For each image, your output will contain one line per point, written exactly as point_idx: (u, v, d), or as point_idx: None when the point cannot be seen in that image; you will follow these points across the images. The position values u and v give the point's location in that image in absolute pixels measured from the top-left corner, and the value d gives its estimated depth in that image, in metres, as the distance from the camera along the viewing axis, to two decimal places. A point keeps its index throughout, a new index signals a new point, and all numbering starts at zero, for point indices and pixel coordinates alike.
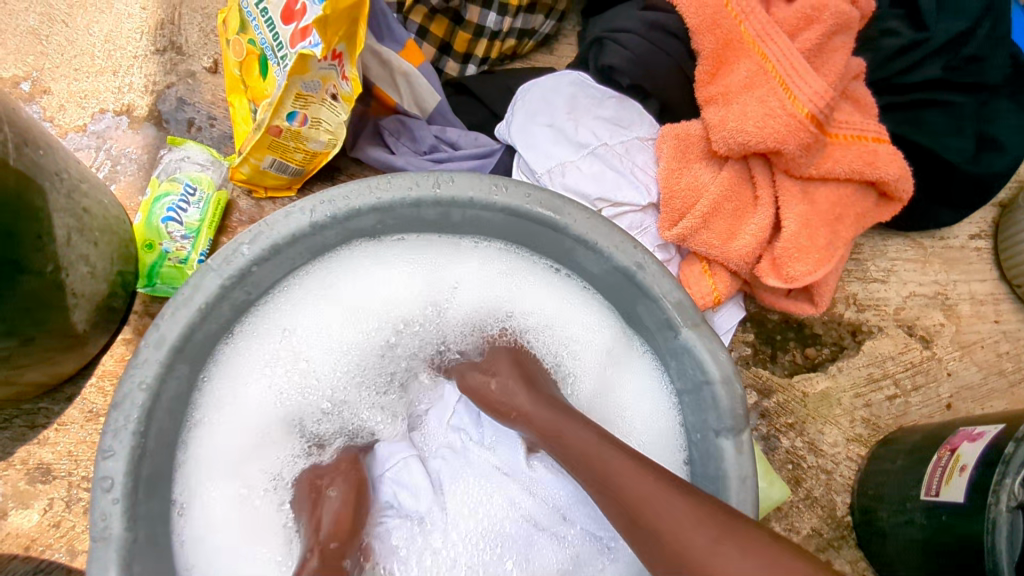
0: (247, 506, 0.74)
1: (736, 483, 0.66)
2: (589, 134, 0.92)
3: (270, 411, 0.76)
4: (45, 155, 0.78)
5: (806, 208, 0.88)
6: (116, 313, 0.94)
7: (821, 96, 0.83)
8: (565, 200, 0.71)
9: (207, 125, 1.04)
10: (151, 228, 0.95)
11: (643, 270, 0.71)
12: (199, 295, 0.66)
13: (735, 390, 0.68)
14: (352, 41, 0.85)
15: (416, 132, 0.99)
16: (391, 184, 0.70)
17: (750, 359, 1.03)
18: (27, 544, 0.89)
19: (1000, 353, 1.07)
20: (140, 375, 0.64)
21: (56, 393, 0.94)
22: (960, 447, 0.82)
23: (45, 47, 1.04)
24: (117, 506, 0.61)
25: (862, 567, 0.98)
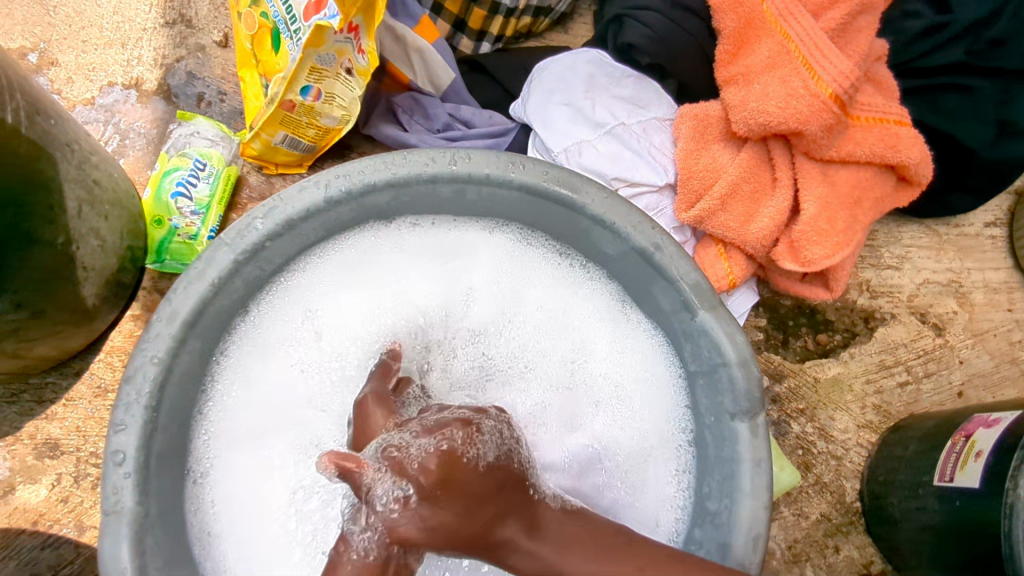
0: (263, 487, 0.72)
1: (751, 466, 0.66)
2: (606, 114, 0.91)
3: (283, 384, 0.75)
4: (56, 125, 0.76)
5: (826, 190, 0.87)
6: (125, 288, 0.93)
7: (846, 76, 0.81)
8: (582, 180, 0.71)
9: (217, 100, 1.03)
10: (160, 202, 0.94)
11: (660, 251, 0.69)
12: (213, 270, 0.65)
13: (751, 372, 0.68)
14: (368, 13, 0.83)
15: (430, 110, 0.98)
16: (407, 160, 0.69)
17: (762, 345, 1.02)
18: (35, 519, 0.89)
19: (1012, 341, 1.06)
20: (153, 349, 0.63)
21: (64, 367, 0.93)
22: (975, 433, 0.82)
23: (53, 18, 1.03)
24: (129, 480, 0.61)
25: (871, 552, 0.98)
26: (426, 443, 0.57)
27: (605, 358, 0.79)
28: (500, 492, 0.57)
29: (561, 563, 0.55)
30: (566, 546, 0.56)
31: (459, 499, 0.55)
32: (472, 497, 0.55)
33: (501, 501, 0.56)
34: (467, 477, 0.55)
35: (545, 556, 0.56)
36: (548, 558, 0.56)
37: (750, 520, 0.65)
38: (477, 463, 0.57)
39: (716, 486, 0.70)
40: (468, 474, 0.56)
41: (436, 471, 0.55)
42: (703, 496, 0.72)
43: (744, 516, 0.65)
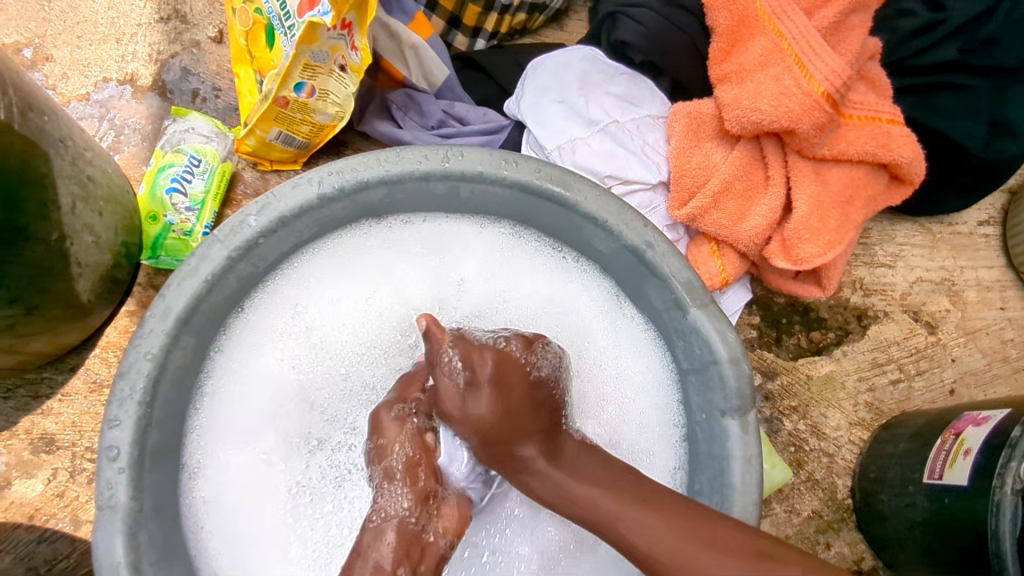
0: (259, 483, 0.73)
1: (741, 463, 0.66)
2: (599, 111, 0.91)
3: (276, 381, 0.75)
4: (49, 121, 0.77)
5: (818, 189, 0.87)
6: (120, 284, 0.94)
7: (838, 74, 0.82)
8: (575, 177, 0.71)
9: (212, 96, 1.03)
10: (155, 198, 0.94)
11: (652, 249, 0.70)
12: (206, 266, 0.65)
13: (742, 370, 0.68)
14: (361, 10, 0.83)
15: (424, 107, 0.98)
16: (400, 158, 0.69)
17: (755, 342, 1.02)
18: (31, 513, 0.89)
19: (1005, 340, 1.07)
20: (146, 346, 0.63)
21: (59, 363, 0.93)
22: (964, 432, 0.83)
23: (48, 13, 1.02)
24: (123, 475, 0.61)
25: (861, 549, 0.98)
26: (490, 338, 0.69)
27: (598, 353, 0.79)
28: (539, 410, 0.67)
29: (569, 488, 0.61)
30: (575, 471, 0.63)
31: (509, 396, 0.65)
32: (523, 403, 0.65)
33: (534, 420, 0.66)
34: (515, 390, 0.65)
35: (558, 479, 0.62)
36: (561, 480, 0.62)
37: (740, 518, 0.65)
38: (529, 376, 0.67)
39: (707, 483, 0.70)
40: (519, 390, 0.65)
41: (493, 371, 0.65)
42: (694, 493, 0.72)
43: (734, 513, 0.65)
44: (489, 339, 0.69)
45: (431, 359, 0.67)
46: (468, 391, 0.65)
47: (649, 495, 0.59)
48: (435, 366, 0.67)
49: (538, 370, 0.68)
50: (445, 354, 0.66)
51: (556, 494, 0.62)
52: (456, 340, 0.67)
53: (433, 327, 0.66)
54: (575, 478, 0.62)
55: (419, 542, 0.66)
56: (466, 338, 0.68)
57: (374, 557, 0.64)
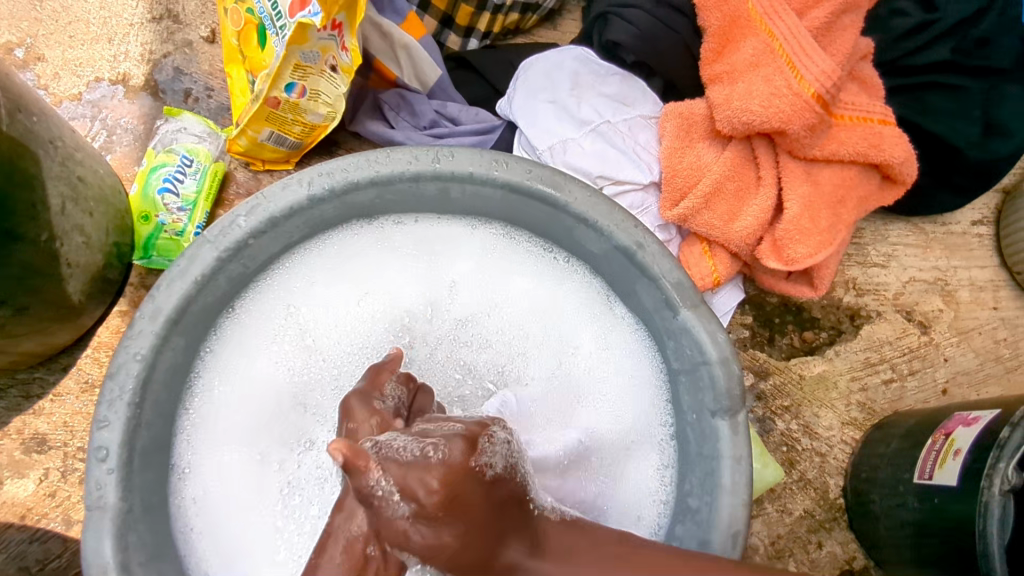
0: (250, 483, 0.73)
1: (730, 464, 0.66)
2: (591, 112, 0.91)
3: (267, 381, 0.75)
4: (38, 121, 0.76)
5: (809, 190, 0.87)
6: (111, 285, 0.94)
7: (829, 75, 0.81)
8: (565, 178, 0.71)
9: (204, 96, 1.03)
10: (146, 198, 0.94)
11: (642, 249, 0.70)
12: (196, 267, 0.66)
13: (732, 371, 0.68)
14: (351, 10, 0.83)
15: (417, 107, 0.98)
16: (391, 158, 0.69)
17: (747, 342, 1.02)
18: (23, 513, 0.89)
19: (998, 339, 1.07)
20: (136, 346, 0.63)
21: (51, 363, 0.93)
22: (954, 432, 0.83)
23: (39, 13, 1.02)
24: (112, 476, 0.61)
25: (853, 548, 0.98)
26: (413, 445, 0.51)
27: (589, 354, 0.79)
28: (508, 504, 0.53)
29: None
30: (567, 560, 0.53)
31: (462, 518, 0.49)
32: (477, 521, 0.50)
33: (501, 524, 0.52)
34: (472, 495, 0.50)
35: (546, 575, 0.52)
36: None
37: (729, 518, 0.65)
38: (482, 479, 0.51)
39: (697, 483, 0.70)
40: (475, 489, 0.50)
41: (440, 492, 0.48)
42: (684, 493, 0.72)
43: (723, 513, 0.65)
44: (408, 448, 0.51)
45: (360, 493, 0.51)
46: (421, 522, 0.49)
47: (645, 563, 0.52)
48: (369, 502, 0.50)
49: (485, 469, 0.52)
50: (376, 488, 0.49)
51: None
52: (386, 461, 0.50)
53: (354, 459, 0.48)
54: (569, 568, 0.52)
55: (366, 571, 0.58)
56: (402, 456, 0.50)
57: (333, 551, 0.59)
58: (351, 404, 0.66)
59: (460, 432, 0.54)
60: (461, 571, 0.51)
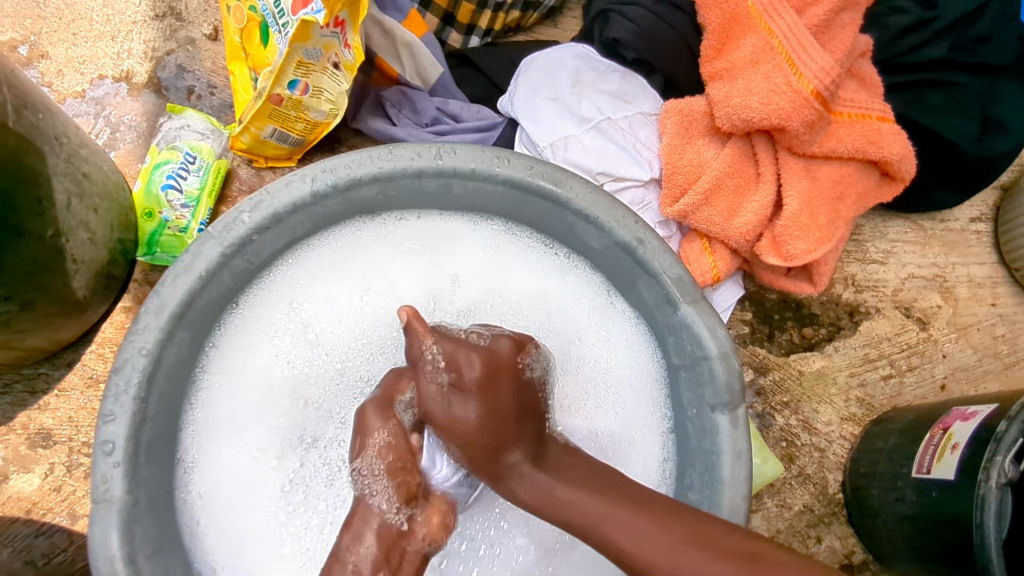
0: (253, 478, 0.73)
1: (730, 457, 0.67)
2: (592, 109, 0.92)
3: (271, 376, 0.76)
4: (44, 118, 0.77)
5: (808, 186, 0.88)
6: (116, 281, 0.94)
7: (828, 72, 0.82)
8: (567, 174, 0.71)
9: (207, 93, 1.03)
10: (150, 195, 0.95)
11: (643, 245, 0.70)
12: (200, 263, 0.66)
13: (733, 366, 0.69)
14: (354, 8, 0.84)
15: (418, 104, 0.98)
16: (393, 155, 0.70)
17: (747, 338, 1.03)
18: (28, 508, 0.90)
19: (996, 335, 1.07)
20: (141, 341, 0.64)
21: (56, 358, 0.94)
22: (952, 426, 0.83)
23: (43, 11, 1.03)
24: (119, 469, 0.62)
25: (852, 543, 0.99)
26: (438, 375, 0.63)
27: (589, 349, 0.80)
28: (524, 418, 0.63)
29: (553, 489, 0.60)
30: (563, 474, 0.61)
31: (491, 401, 0.61)
32: (506, 416, 0.61)
33: (518, 429, 0.62)
34: (502, 391, 0.62)
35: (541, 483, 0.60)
36: (547, 485, 0.60)
37: (729, 511, 0.66)
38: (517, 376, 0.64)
39: (697, 477, 0.71)
40: (505, 388, 0.62)
41: (478, 372, 0.61)
42: (684, 487, 0.73)
43: (724, 506, 0.66)
44: (450, 335, 0.67)
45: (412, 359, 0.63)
46: (454, 394, 0.61)
47: (647, 503, 0.57)
48: (416, 365, 0.63)
49: (528, 368, 0.66)
50: (427, 354, 0.62)
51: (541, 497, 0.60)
52: (439, 337, 0.63)
53: (415, 321, 0.63)
54: (561, 481, 0.60)
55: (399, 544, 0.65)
56: (453, 337, 0.64)
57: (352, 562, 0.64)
58: (366, 414, 0.68)
59: (508, 335, 0.68)
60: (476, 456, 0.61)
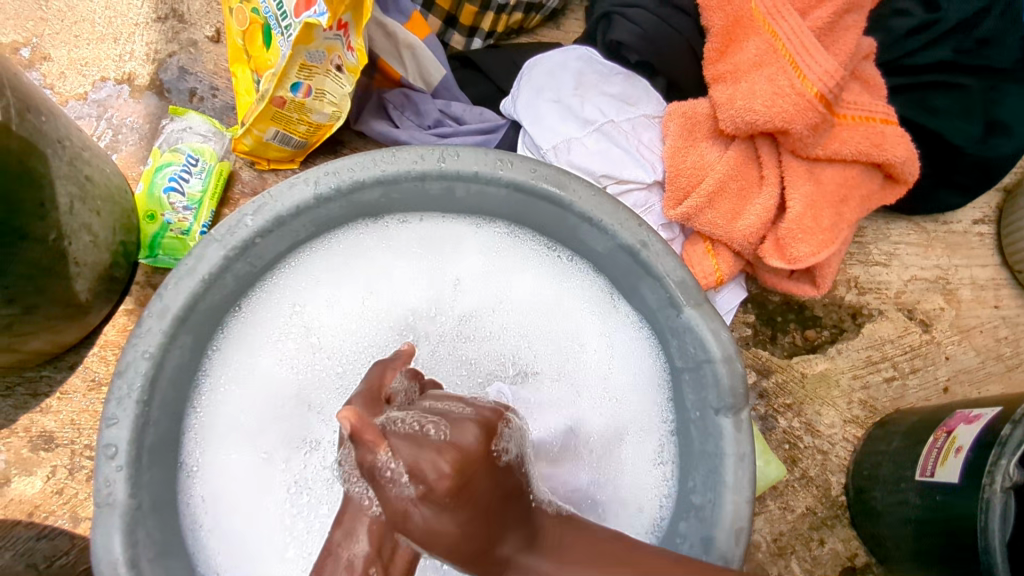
0: (256, 482, 0.73)
1: (734, 461, 0.67)
2: (595, 111, 0.92)
3: (275, 379, 0.76)
4: (46, 121, 0.77)
5: (812, 189, 0.87)
6: (118, 283, 0.94)
7: (832, 75, 0.82)
8: (570, 177, 0.71)
9: (209, 95, 1.03)
10: (152, 198, 0.95)
11: (646, 248, 0.70)
12: (204, 266, 0.66)
13: (736, 369, 0.68)
14: (357, 10, 0.84)
15: (421, 106, 0.98)
16: (396, 158, 0.70)
17: (750, 340, 1.03)
18: (30, 510, 0.90)
19: (999, 338, 1.07)
20: (144, 345, 0.64)
21: (58, 361, 0.94)
22: (956, 429, 0.83)
23: (45, 13, 1.03)
24: (122, 473, 0.62)
25: (855, 545, 0.99)
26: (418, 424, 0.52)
27: (592, 352, 0.80)
28: (509, 500, 0.54)
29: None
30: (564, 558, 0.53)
31: (467, 508, 0.49)
32: (488, 510, 0.51)
33: (515, 512, 0.54)
34: (481, 488, 0.50)
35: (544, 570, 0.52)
36: (550, 572, 0.52)
37: (733, 515, 0.65)
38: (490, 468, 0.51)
39: (700, 480, 0.71)
40: (483, 484, 0.50)
41: (453, 477, 0.48)
42: (687, 490, 0.73)
43: (727, 509, 0.66)
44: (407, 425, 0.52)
45: (370, 473, 0.49)
46: (441, 428, 0.53)
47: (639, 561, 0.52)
48: (377, 479, 0.49)
49: (502, 454, 0.53)
50: (383, 469, 0.48)
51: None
52: (394, 440, 0.49)
53: (365, 430, 0.48)
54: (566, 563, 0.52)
55: None
56: (410, 436, 0.50)
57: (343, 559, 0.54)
58: (351, 406, 0.59)
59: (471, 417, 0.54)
60: (465, 561, 0.50)
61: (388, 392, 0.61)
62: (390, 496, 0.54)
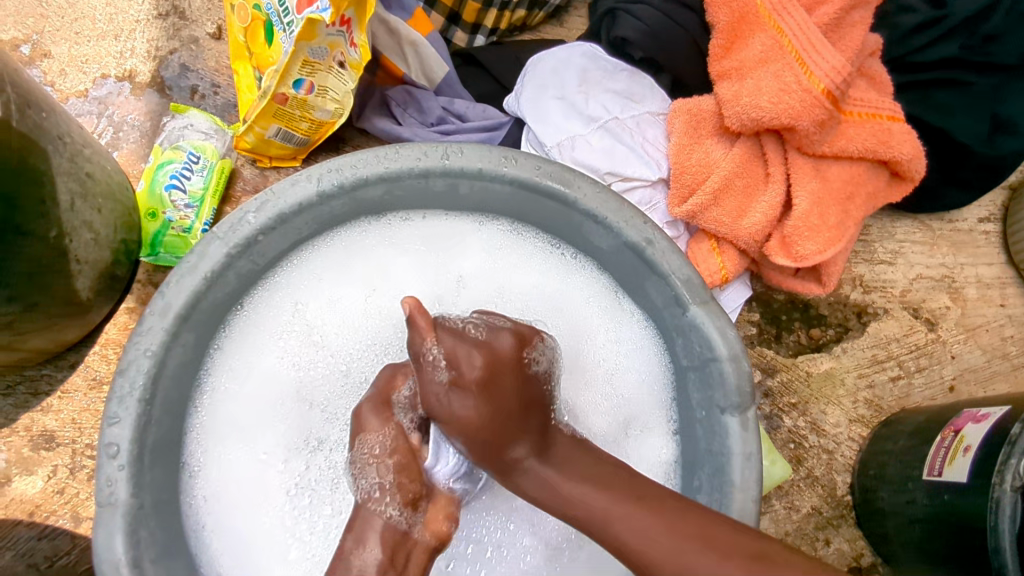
0: (258, 482, 0.73)
1: (741, 460, 0.66)
2: (599, 108, 0.91)
3: (277, 379, 0.75)
4: (47, 117, 0.76)
5: (818, 186, 0.87)
6: (119, 281, 0.93)
7: (839, 71, 0.81)
8: (575, 174, 0.70)
9: (211, 93, 1.03)
10: (154, 195, 0.94)
11: (652, 245, 0.70)
12: (206, 263, 0.65)
13: (743, 367, 0.68)
14: (360, 6, 0.83)
15: (424, 103, 0.98)
16: (400, 154, 0.69)
17: (754, 339, 1.02)
18: (31, 510, 0.89)
19: (1005, 337, 1.07)
20: (145, 343, 0.63)
21: (58, 360, 0.93)
22: (964, 428, 0.83)
23: (45, 10, 1.02)
24: (123, 472, 0.61)
25: (861, 545, 0.98)
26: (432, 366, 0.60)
27: (598, 349, 0.79)
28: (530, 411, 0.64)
29: (562, 486, 0.60)
30: (566, 469, 0.61)
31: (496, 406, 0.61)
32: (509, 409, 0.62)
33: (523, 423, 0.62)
34: (506, 385, 0.62)
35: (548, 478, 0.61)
36: (552, 479, 0.61)
37: (739, 515, 0.65)
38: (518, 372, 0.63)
39: (706, 479, 0.70)
40: (511, 391, 0.62)
41: (481, 375, 0.61)
42: (693, 490, 0.72)
43: (734, 509, 0.65)
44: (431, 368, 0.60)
45: (415, 355, 0.61)
46: (454, 391, 0.60)
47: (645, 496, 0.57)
48: (419, 363, 0.60)
49: (532, 362, 0.65)
50: (428, 353, 0.60)
51: (546, 493, 0.60)
52: (440, 333, 0.61)
53: (419, 316, 0.60)
54: (568, 477, 0.60)
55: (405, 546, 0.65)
56: (452, 332, 0.62)
57: (355, 566, 0.62)
58: (363, 414, 0.68)
59: (507, 327, 0.66)
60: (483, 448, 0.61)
61: (395, 398, 0.68)
62: (404, 503, 0.66)
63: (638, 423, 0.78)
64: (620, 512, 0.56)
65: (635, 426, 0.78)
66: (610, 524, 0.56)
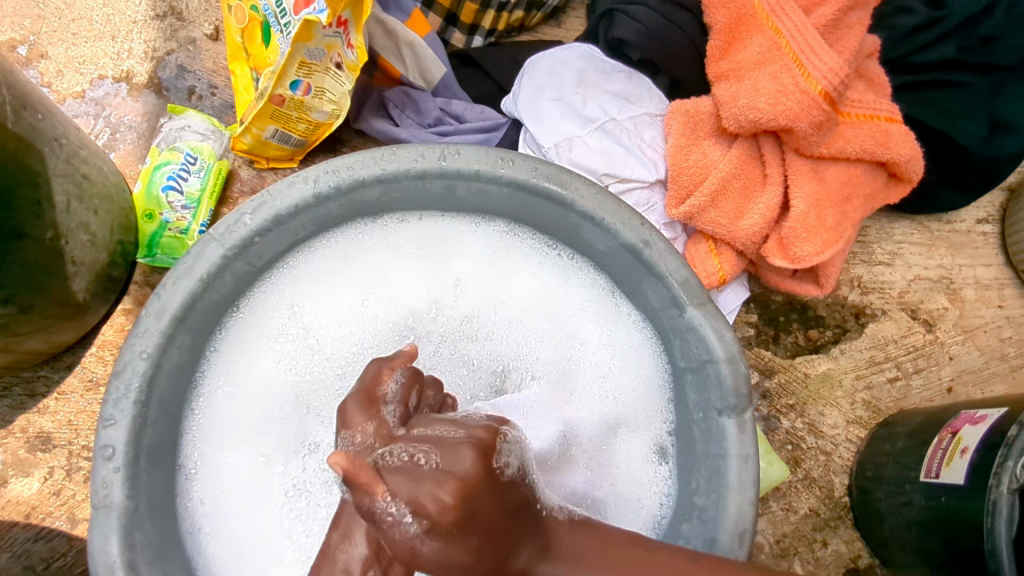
0: (254, 483, 0.73)
1: (737, 462, 0.66)
2: (597, 109, 0.91)
3: (274, 381, 0.75)
4: (43, 119, 0.76)
5: (816, 187, 0.87)
6: (116, 283, 0.93)
7: (836, 72, 0.81)
8: (572, 176, 0.70)
9: (208, 94, 1.02)
10: (151, 197, 0.94)
11: (649, 247, 0.69)
12: (202, 265, 0.65)
13: (739, 369, 0.68)
14: (357, 8, 0.83)
15: (421, 104, 0.98)
16: (396, 156, 0.69)
17: (752, 340, 1.02)
18: (28, 512, 0.89)
19: (1002, 338, 1.07)
20: (141, 345, 0.63)
21: (55, 361, 0.93)
22: (961, 430, 0.83)
23: (42, 10, 1.02)
24: (119, 474, 0.61)
25: (858, 547, 0.98)
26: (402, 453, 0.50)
27: (595, 350, 0.79)
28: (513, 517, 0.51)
29: (566, 564, 0.52)
30: (575, 560, 0.52)
31: (476, 533, 0.47)
32: (490, 530, 0.48)
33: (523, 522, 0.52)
34: (484, 510, 0.47)
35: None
36: (557, 568, 0.52)
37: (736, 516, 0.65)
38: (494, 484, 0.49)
39: (703, 481, 0.70)
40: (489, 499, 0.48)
41: (455, 510, 0.45)
42: (689, 491, 0.72)
43: (731, 511, 0.65)
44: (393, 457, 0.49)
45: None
46: (447, 426, 0.56)
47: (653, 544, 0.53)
48: (404, 413, 0.57)
49: (503, 469, 0.51)
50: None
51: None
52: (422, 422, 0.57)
53: (362, 404, 0.60)
54: (569, 557, 0.53)
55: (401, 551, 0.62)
56: (443, 421, 0.57)
57: (342, 560, 0.59)
58: (349, 411, 0.62)
59: (464, 439, 0.51)
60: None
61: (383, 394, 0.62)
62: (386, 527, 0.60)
63: (636, 423, 0.77)
64: (639, 566, 0.51)
65: (633, 427, 0.77)
66: (625, 573, 0.50)
